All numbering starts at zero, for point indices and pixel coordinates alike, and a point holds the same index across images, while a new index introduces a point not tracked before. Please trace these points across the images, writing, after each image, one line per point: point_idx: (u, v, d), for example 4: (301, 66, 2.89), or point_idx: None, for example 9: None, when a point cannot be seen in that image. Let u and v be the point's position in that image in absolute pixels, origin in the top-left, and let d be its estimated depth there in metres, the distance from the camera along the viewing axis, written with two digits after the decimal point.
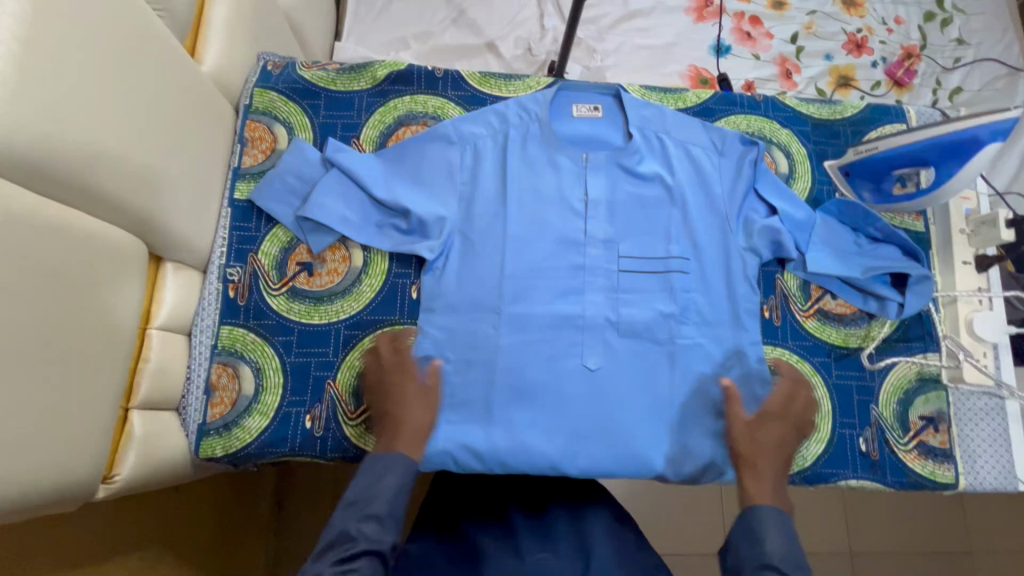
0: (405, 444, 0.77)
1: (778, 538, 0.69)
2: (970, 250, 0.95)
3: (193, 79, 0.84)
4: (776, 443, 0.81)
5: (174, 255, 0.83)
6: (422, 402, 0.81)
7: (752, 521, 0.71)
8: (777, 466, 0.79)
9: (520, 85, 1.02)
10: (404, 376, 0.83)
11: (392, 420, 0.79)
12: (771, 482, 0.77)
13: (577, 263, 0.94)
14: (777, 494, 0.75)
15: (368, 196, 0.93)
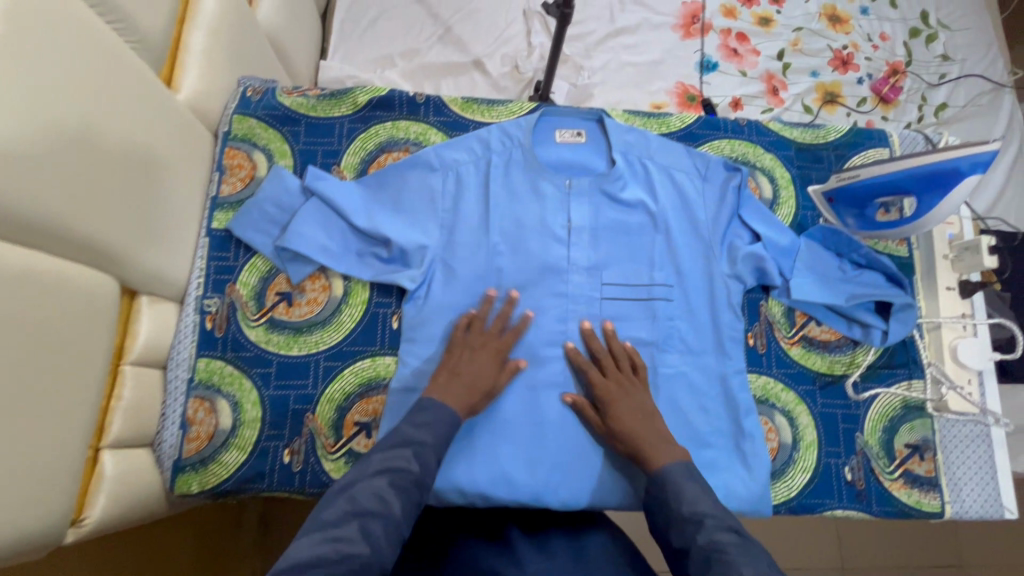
0: (460, 396, 0.80)
1: (686, 486, 0.70)
2: (954, 275, 0.95)
3: (168, 109, 0.83)
4: (635, 411, 0.82)
5: (147, 289, 0.81)
6: (491, 368, 0.85)
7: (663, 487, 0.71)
8: (649, 429, 0.80)
9: (503, 111, 1.01)
10: (478, 337, 0.87)
11: (456, 373, 0.83)
12: (653, 444, 0.77)
13: (559, 292, 0.93)
14: (665, 450, 0.76)
15: (349, 224, 0.92)
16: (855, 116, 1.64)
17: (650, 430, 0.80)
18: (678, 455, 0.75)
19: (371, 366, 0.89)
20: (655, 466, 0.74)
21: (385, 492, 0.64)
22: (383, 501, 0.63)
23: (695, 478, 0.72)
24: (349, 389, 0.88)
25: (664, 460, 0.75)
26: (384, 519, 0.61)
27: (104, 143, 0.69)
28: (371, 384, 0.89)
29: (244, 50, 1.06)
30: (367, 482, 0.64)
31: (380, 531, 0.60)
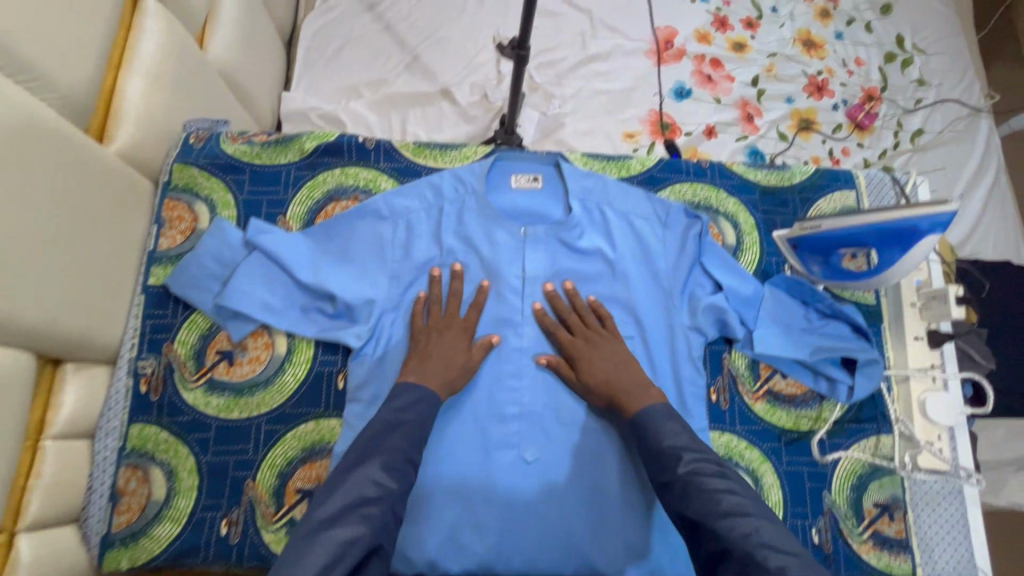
0: (434, 376, 0.81)
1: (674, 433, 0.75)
2: (923, 324, 0.91)
3: (98, 166, 0.79)
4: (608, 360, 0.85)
5: (73, 355, 0.77)
6: (461, 345, 0.85)
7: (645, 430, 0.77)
8: (626, 373, 0.83)
9: (456, 156, 0.99)
10: (447, 316, 0.87)
11: (429, 354, 0.83)
12: (629, 388, 0.82)
13: (515, 345, 0.89)
14: (642, 391, 0.81)
15: (293, 279, 0.88)
16: (830, 142, 1.60)
17: (627, 373, 0.83)
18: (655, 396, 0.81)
19: (315, 430, 0.85)
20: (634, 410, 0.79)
21: (379, 476, 0.68)
22: (381, 485, 0.67)
23: (671, 416, 0.78)
24: (291, 454, 0.84)
25: (641, 403, 0.80)
26: (386, 501, 0.67)
27: (14, 213, 0.65)
28: (315, 448, 0.85)
29: (194, 92, 1.01)
30: (363, 469, 0.68)
31: (382, 514, 0.65)
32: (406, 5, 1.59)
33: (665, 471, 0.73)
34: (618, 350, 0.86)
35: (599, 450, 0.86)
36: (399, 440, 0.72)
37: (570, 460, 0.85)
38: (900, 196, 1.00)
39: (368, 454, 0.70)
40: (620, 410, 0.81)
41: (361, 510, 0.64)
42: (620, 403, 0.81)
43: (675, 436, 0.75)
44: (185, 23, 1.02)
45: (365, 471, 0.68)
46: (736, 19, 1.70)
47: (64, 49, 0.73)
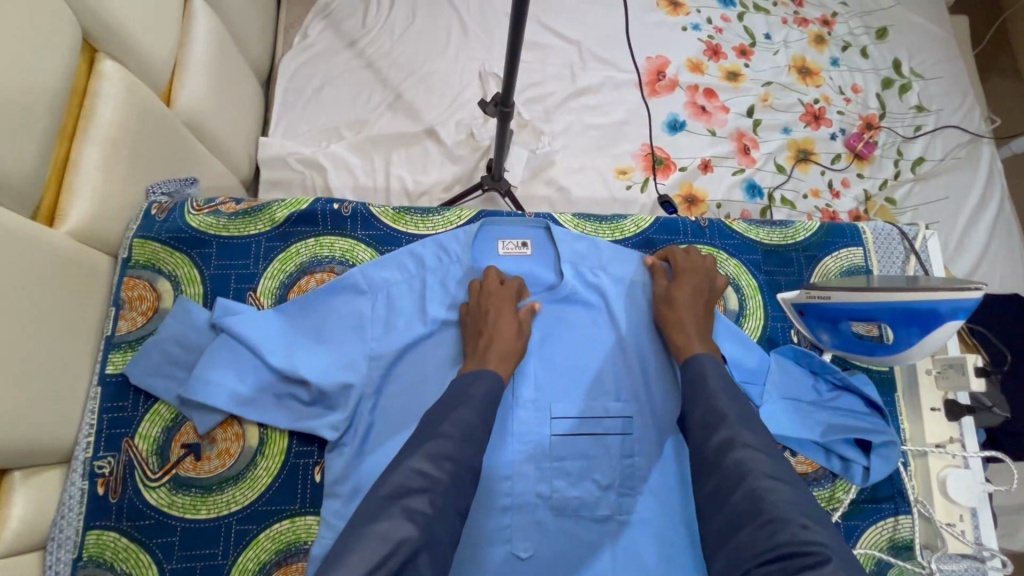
0: (497, 363, 0.77)
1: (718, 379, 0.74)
2: (939, 394, 0.86)
3: (49, 251, 0.72)
4: (691, 296, 0.83)
5: (21, 464, 0.69)
6: (515, 331, 0.80)
7: (692, 373, 0.76)
8: (702, 318, 0.82)
9: (439, 221, 0.93)
10: (502, 298, 0.82)
11: (490, 337, 0.78)
12: (692, 330, 0.80)
13: (506, 404, 0.84)
14: (703, 339, 0.80)
15: (263, 363, 0.81)
16: (829, 173, 1.53)
17: (701, 318, 0.82)
18: (712, 349, 0.79)
19: (290, 529, 0.79)
20: (688, 353, 0.79)
21: (424, 465, 0.64)
22: (426, 477, 0.63)
23: (723, 374, 0.75)
24: (264, 557, 0.78)
25: (699, 349, 0.79)
26: (430, 495, 0.62)
27: None
28: (291, 549, 0.78)
29: (156, 152, 0.94)
30: (411, 460, 0.64)
31: (423, 509, 0.61)
32: (387, 40, 1.52)
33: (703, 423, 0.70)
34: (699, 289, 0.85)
35: (595, 542, 0.79)
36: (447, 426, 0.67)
37: (566, 554, 0.79)
38: (909, 251, 0.94)
39: (418, 445, 0.66)
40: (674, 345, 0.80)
41: (403, 503, 0.61)
42: (678, 341, 0.80)
43: (721, 396, 0.72)
44: (147, 80, 0.95)
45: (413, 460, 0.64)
46: (729, 46, 1.63)
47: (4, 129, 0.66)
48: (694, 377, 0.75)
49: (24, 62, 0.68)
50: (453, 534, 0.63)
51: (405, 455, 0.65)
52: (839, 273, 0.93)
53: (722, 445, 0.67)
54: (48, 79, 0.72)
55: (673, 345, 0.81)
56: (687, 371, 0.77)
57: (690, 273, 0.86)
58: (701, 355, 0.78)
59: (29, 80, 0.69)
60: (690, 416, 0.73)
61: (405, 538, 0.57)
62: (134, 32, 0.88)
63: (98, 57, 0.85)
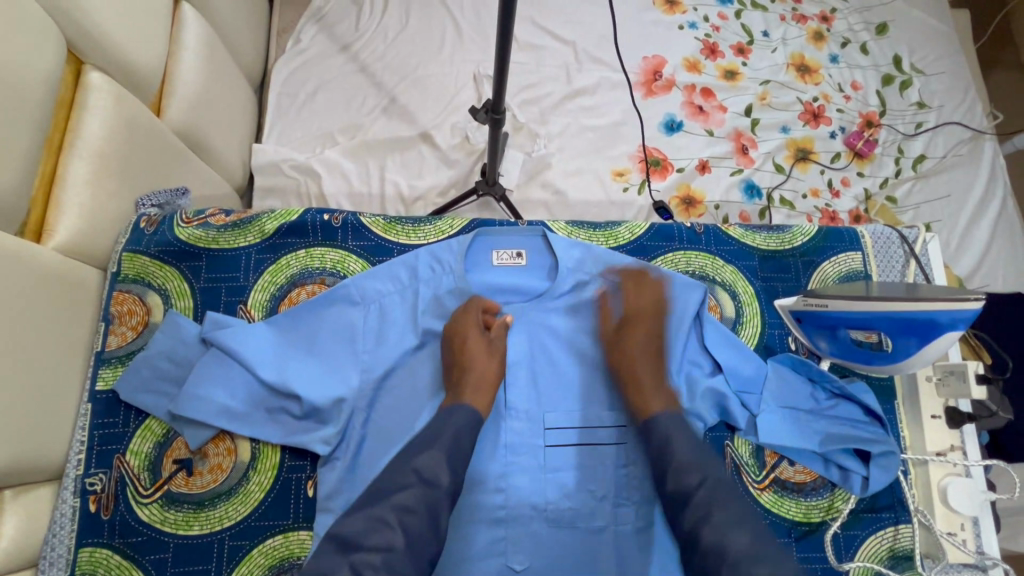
0: (473, 392, 0.77)
1: (683, 440, 0.71)
2: (940, 401, 0.84)
3: (36, 269, 0.71)
4: (645, 346, 0.82)
5: (10, 484, 0.69)
6: (488, 352, 0.80)
7: (657, 435, 0.73)
8: (657, 367, 0.80)
9: (431, 231, 0.91)
10: (468, 322, 0.82)
11: (465, 367, 0.78)
12: (649, 387, 0.78)
13: (500, 405, 0.84)
14: (661, 394, 0.77)
15: (255, 377, 0.80)
16: (829, 173, 1.51)
17: (657, 367, 0.80)
18: (672, 401, 0.76)
19: (283, 544, 0.78)
20: (649, 412, 0.75)
21: (384, 518, 0.62)
22: (386, 533, 0.61)
23: (685, 431, 0.73)
24: (257, 573, 0.77)
25: (659, 405, 0.76)
26: (388, 552, 0.60)
27: None
28: (284, 565, 0.78)
29: (145, 163, 0.93)
30: (371, 510, 0.63)
31: (377, 568, 0.58)
32: (381, 44, 1.51)
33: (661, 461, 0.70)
34: (648, 342, 0.82)
35: (592, 554, 0.79)
36: (409, 476, 0.66)
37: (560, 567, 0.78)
38: (909, 255, 0.93)
39: (381, 497, 0.65)
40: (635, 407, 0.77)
41: (353, 560, 0.59)
42: (638, 400, 0.77)
43: (687, 458, 0.69)
44: (135, 91, 0.94)
45: (375, 511, 0.63)
46: (727, 45, 1.61)
47: None
48: (658, 440, 0.72)
49: (5, 78, 0.67)
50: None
51: (366, 507, 0.64)
52: (837, 279, 0.92)
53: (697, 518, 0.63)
54: (30, 95, 0.71)
55: (633, 402, 0.78)
56: (652, 433, 0.73)
57: (640, 317, 0.83)
58: (661, 413, 0.75)
59: (11, 97, 0.68)
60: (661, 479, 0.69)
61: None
62: (120, 43, 0.87)
63: (84, 69, 0.84)
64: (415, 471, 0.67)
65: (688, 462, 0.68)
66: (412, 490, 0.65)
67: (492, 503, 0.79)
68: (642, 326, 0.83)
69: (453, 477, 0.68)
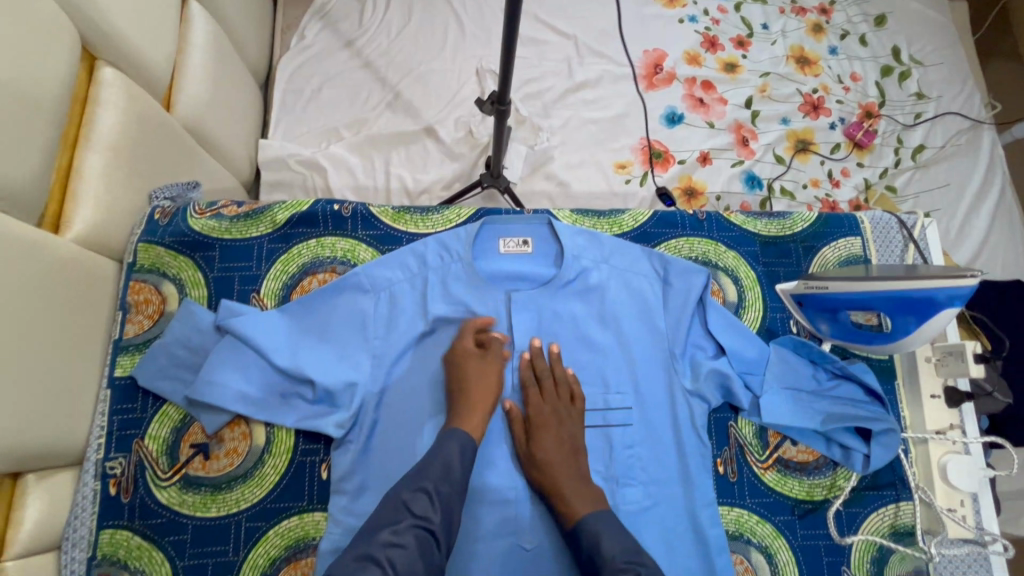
0: (464, 417, 0.78)
1: (612, 541, 0.69)
2: (939, 381, 0.86)
3: (56, 259, 0.73)
4: (557, 447, 0.78)
5: (33, 467, 0.71)
6: (487, 371, 0.81)
7: (586, 542, 0.70)
8: (571, 467, 0.77)
9: (439, 220, 0.94)
10: (465, 352, 0.82)
11: (464, 391, 0.79)
12: (569, 489, 0.75)
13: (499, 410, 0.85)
14: (586, 496, 0.75)
15: (269, 362, 0.82)
16: (829, 163, 1.53)
17: (572, 467, 0.77)
18: (596, 500, 0.75)
19: (299, 525, 0.80)
20: (574, 517, 0.73)
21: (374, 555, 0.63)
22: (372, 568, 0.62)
23: (616, 526, 0.72)
24: (274, 553, 0.79)
25: (584, 508, 0.73)
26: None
27: None
28: (299, 545, 0.79)
29: (157, 157, 0.94)
30: (359, 547, 0.64)
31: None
32: (384, 40, 1.53)
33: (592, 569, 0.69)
34: (574, 436, 0.80)
35: None
36: (400, 512, 0.67)
37: (569, 546, 0.79)
38: (908, 239, 0.94)
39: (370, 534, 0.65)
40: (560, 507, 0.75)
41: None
42: (561, 504, 0.75)
43: (620, 558, 0.67)
44: (147, 86, 0.96)
45: (363, 550, 0.63)
46: (727, 38, 1.63)
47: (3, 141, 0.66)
48: (588, 546, 0.70)
49: (24, 73, 0.69)
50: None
51: (357, 544, 0.65)
52: (837, 263, 0.93)
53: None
54: (48, 89, 0.73)
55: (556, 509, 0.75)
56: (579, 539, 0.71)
57: (549, 420, 0.80)
58: (587, 516, 0.72)
59: (30, 91, 0.70)
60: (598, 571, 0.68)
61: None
62: (132, 39, 0.89)
63: (97, 65, 0.86)
64: (406, 508, 0.67)
65: (623, 561, 0.67)
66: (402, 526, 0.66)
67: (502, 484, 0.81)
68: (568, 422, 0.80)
69: (445, 514, 0.69)
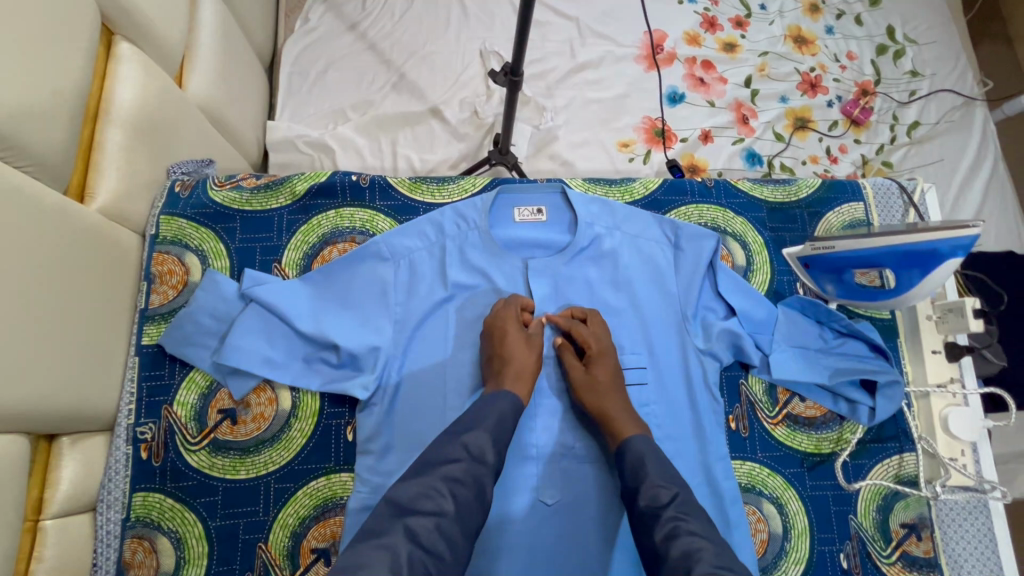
0: (514, 383, 0.78)
1: (656, 462, 0.72)
2: (939, 337, 0.90)
3: (87, 226, 0.75)
4: (610, 376, 0.82)
5: (69, 429, 0.73)
6: (527, 346, 0.81)
7: (630, 460, 0.73)
8: (618, 395, 0.80)
9: (454, 189, 0.98)
10: (507, 315, 0.84)
11: (504, 358, 0.80)
12: (619, 410, 0.79)
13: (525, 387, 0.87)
14: (635, 419, 0.78)
15: (293, 329, 0.84)
16: (827, 140, 1.54)
17: (621, 400, 0.80)
18: (644, 427, 0.78)
19: (326, 486, 0.82)
20: (621, 437, 0.76)
21: (435, 488, 0.64)
22: (435, 499, 0.63)
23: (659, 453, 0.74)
24: (303, 513, 0.81)
25: (631, 429, 0.77)
26: (439, 517, 0.62)
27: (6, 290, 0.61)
28: (328, 505, 0.82)
29: (176, 132, 0.93)
30: (419, 482, 0.65)
31: (429, 531, 0.61)
32: (388, 22, 1.53)
33: (633, 481, 0.71)
34: (617, 374, 0.82)
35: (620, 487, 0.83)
36: (457, 451, 0.68)
37: (588, 500, 0.82)
38: (909, 204, 0.98)
39: (430, 468, 0.67)
40: (608, 433, 0.78)
41: (407, 522, 0.61)
42: (609, 427, 0.78)
43: (660, 476, 0.70)
44: (165, 64, 0.95)
45: (425, 481, 0.65)
46: (725, 18, 1.65)
47: (40, 114, 0.67)
48: (631, 463, 0.73)
49: (54, 42, 0.69)
50: (463, 560, 0.63)
51: (419, 475, 0.67)
52: (842, 227, 0.97)
53: (668, 533, 0.64)
54: (78, 61, 0.73)
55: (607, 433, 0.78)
56: (625, 456, 0.74)
57: (602, 353, 0.83)
58: (636, 436, 0.76)
59: (62, 63, 0.70)
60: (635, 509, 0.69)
61: (404, 552, 0.58)
62: (154, 19, 0.88)
63: (115, 40, 0.85)
64: (463, 447, 0.69)
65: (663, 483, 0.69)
66: (461, 464, 0.67)
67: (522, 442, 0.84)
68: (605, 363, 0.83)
69: (497, 457, 0.70)
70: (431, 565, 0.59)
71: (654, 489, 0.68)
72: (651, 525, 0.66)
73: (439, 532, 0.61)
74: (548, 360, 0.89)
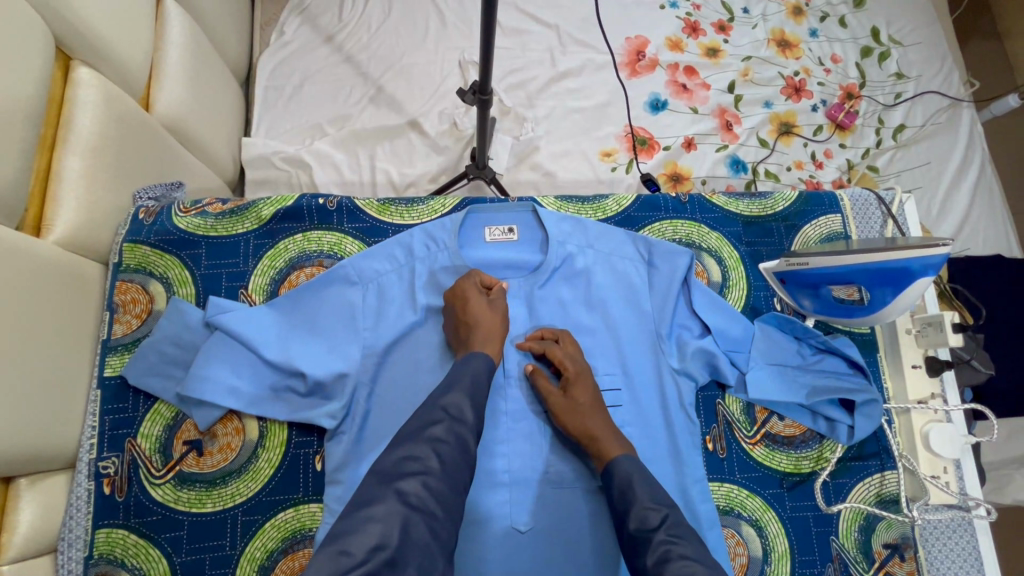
0: (484, 344, 0.78)
1: (642, 484, 0.70)
2: (919, 351, 0.88)
3: (43, 254, 0.73)
4: (591, 400, 0.80)
5: (26, 471, 0.71)
6: (488, 306, 0.82)
7: (618, 481, 0.71)
8: (601, 415, 0.79)
9: (424, 210, 0.96)
10: (467, 284, 0.83)
11: (470, 324, 0.80)
12: (603, 431, 0.77)
13: (497, 409, 0.85)
14: (619, 439, 0.76)
15: (259, 358, 0.82)
16: (812, 145, 1.52)
17: (602, 417, 0.78)
18: (629, 446, 0.76)
19: (294, 517, 0.81)
20: (607, 459, 0.74)
21: (420, 450, 0.63)
22: (420, 460, 0.62)
23: (646, 474, 0.72)
24: (271, 545, 0.80)
25: (616, 450, 0.75)
26: (425, 476, 0.61)
27: None
28: (296, 537, 0.80)
29: (140, 156, 0.91)
30: (402, 448, 0.64)
31: (418, 490, 0.60)
32: (365, 34, 1.51)
33: (622, 503, 0.69)
34: (594, 390, 0.81)
35: (597, 509, 0.81)
36: (437, 413, 0.67)
37: (562, 524, 0.80)
38: (887, 215, 0.96)
39: (414, 434, 0.65)
40: (592, 455, 0.77)
41: (398, 486, 0.59)
42: (594, 448, 0.76)
43: (649, 498, 0.68)
44: (126, 86, 0.92)
45: (408, 449, 0.63)
46: (708, 23, 1.62)
47: None
48: (619, 485, 0.71)
49: (5, 67, 0.67)
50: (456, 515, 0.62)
51: (401, 444, 0.64)
52: (819, 241, 0.95)
53: (660, 558, 0.61)
54: (32, 86, 0.71)
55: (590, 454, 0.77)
56: (611, 479, 0.72)
57: (578, 374, 0.81)
58: (621, 457, 0.74)
59: (11, 87, 0.68)
60: (623, 533, 0.67)
61: (397, 513, 0.57)
62: (112, 40, 0.86)
63: (73, 65, 0.82)
64: (443, 409, 0.68)
65: (650, 503, 0.67)
66: (442, 425, 0.66)
67: (491, 471, 0.82)
68: (582, 386, 0.81)
69: (476, 414, 0.70)
70: (424, 522, 0.58)
71: (642, 512, 0.66)
72: (642, 549, 0.64)
73: (427, 490, 0.60)
74: (519, 379, 0.87)
